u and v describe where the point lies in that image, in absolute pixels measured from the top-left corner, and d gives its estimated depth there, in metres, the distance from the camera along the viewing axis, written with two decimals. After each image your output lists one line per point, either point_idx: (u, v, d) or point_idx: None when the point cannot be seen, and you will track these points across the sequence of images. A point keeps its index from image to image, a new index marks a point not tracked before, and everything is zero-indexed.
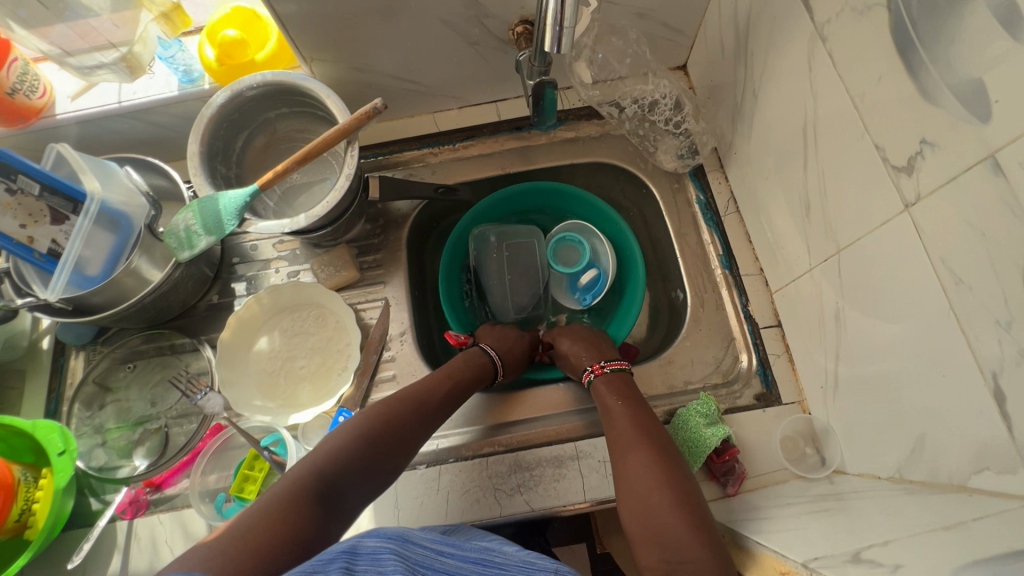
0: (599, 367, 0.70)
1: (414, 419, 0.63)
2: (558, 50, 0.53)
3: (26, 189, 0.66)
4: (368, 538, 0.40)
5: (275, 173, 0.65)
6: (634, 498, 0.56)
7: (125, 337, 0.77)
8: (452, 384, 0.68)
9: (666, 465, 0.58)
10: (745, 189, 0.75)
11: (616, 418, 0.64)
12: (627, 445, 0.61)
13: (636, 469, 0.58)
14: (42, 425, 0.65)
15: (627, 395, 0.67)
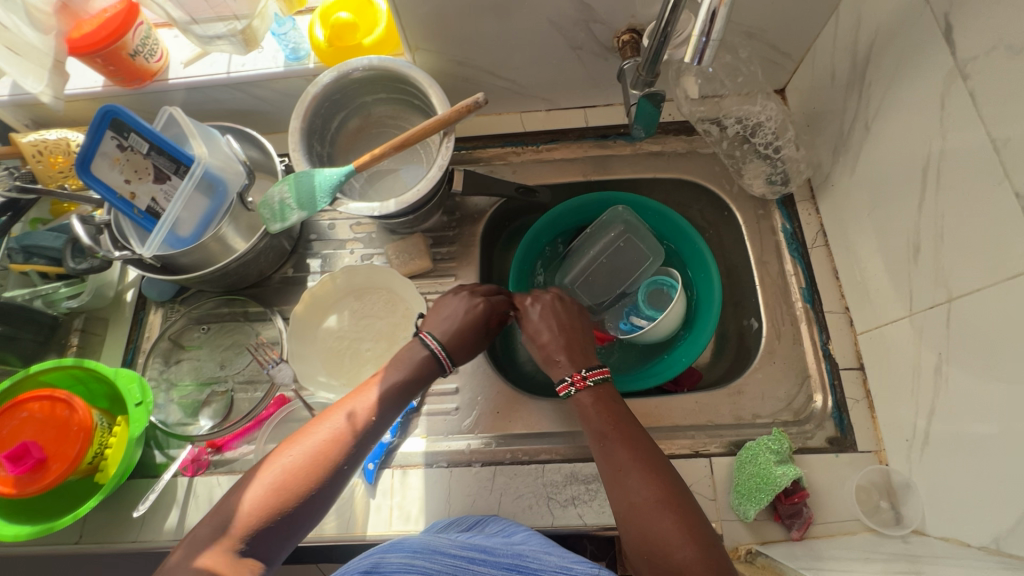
0: (579, 379, 0.60)
1: (353, 441, 0.53)
2: (700, 62, 0.49)
3: (136, 147, 0.69)
4: (395, 554, 0.44)
5: (371, 155, 0.66)
6: (640, 539, 0.50)
7: (202, 300, 0.80)
8: (393, 389, 0.57)
9: (665, 498, 0.51)
10: (839, 223, 0.73)
11: (614, 449, 0.55)
12: (623, 475, 0.53)
13: (638, 504, 0.51)
14: (123, 374, 0.67)
15: (611, 407, 0.58)
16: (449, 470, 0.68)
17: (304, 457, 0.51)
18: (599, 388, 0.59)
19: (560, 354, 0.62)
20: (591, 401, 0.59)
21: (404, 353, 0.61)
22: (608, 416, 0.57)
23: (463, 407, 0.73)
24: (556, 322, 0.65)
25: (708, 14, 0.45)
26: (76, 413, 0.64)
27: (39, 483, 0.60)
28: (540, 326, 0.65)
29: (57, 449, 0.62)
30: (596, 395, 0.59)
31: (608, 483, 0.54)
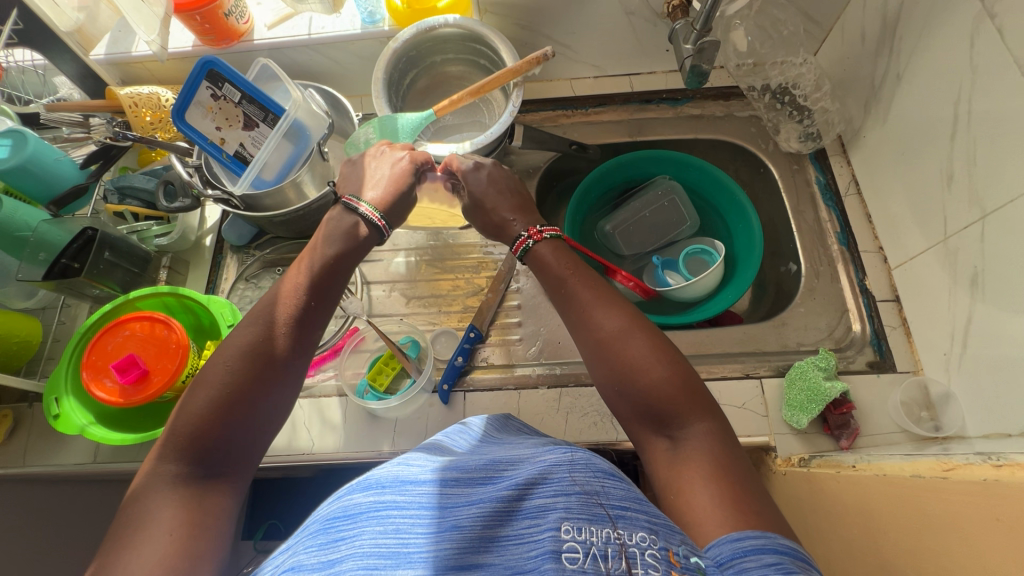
0: (537, 233, 0.63)
1: (297, 326, 0.55)
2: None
3: (229, 96, 0.75)
4: (361, 493, 0.35)
5: (450, 101, 0.73)
6: (605, 367, 0.54)
7: (277, 245, 0.85)
8: (336, 262, 0.59)
9: (626, 328, 0.54)
10: (870, 170, 0.79)
11: (576, 292, 0.58)
12: (586, 318, 0.57)
13: (601, 333, 0.55)
14: (214, 300, 0.72)
15: (567, 256, 0.62)
16: (517, 391, 0.72)
17: (238, 360, 0.51)
18: (550, 242, 0.63)
19: (511, 215, 0.66)
20: (547, 254, 0.62)
21: (334, 223, 0.61)
22: (568, 266, 0.61)
23: (526, 338, 0.78)
24: (513, 187, 0.69)
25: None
26: (174, 333, 0.68)
27: (144, 393, 0.65)
28: (487, 195, 0.67)
29: (158, 363, 0.67)
30: (555, 245, 0.63)
31: (575, 326, 0.58)
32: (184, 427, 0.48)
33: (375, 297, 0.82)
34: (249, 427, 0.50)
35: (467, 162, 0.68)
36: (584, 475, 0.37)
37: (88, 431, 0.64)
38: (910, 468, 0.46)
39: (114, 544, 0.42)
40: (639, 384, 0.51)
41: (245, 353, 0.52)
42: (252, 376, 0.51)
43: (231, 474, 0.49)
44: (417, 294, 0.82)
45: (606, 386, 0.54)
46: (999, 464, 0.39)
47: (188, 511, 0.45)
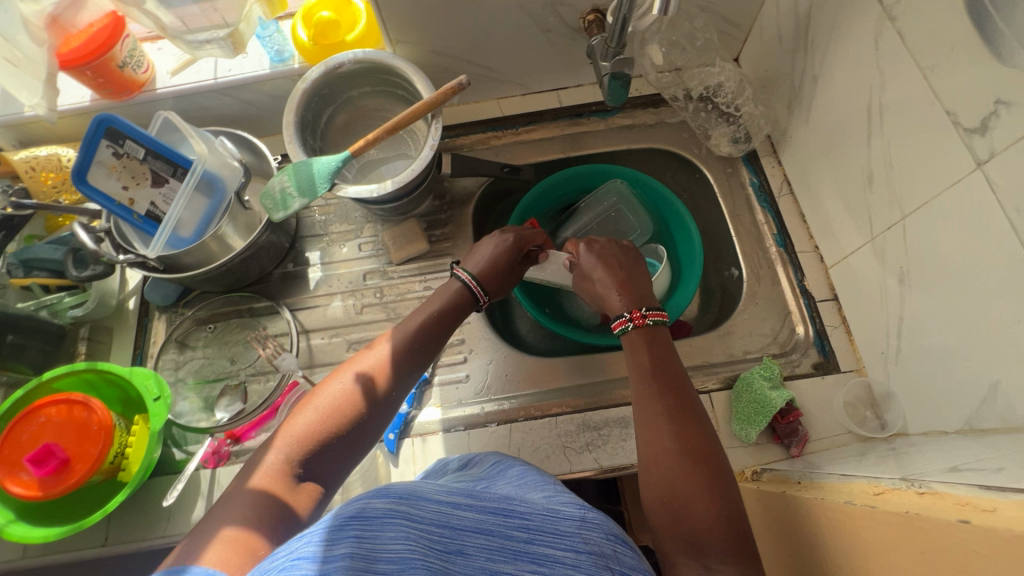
0: (640, 317, 0.62)
1: (393, 383, 0.55)
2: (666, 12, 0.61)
3: (132, 153, 0.71)
4: (376, 498, 0.34)
5: (366, 141, 0.70)
6: (653, 472, 0.51)
7: (205, 301, 0.81)
8: (429, 328, 0.60)
9: (697, 450, 0.51)
10: (800, 169, 0.79)
11: (655, 396, 0.56)
12: (657, 419, 0.54)
13: (658, 440, 0.53)
14: (137, 373, 0.68)
15: (655, 348, 0.60)
16: (467, 432, 0.70)
17: (355, 386, 0.53)
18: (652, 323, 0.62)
19: (614, 290, 0.66)
20: (631, 344, 0.61)
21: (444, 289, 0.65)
22: (655, 365, 0.58)
23: (474, 374, 0.76)
24: (620, 265, 0.68)
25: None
26: (95, 413, 0.64)
27: (66, 483, 0.61)
28: (595, 268, 0.68)
29: (79, 449, 0.63)
30: (651, 337, 0.61)
31: (639, 428, 0.55)
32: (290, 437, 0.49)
33: (314, 347, 0.79)
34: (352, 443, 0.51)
35: (579, 244, 0.71)
36: (595, 537, 0.40)
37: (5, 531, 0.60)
38: (844, 492, 0.46)
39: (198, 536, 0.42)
40: (691, 510, 0.48)
41: (348, 392, 0.52)
42: (354, 419, 0.51)
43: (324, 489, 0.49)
44: (359, 338, 0.79)
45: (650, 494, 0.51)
46: (922, 491, 0.38)
47: (250, 530, 0.42)
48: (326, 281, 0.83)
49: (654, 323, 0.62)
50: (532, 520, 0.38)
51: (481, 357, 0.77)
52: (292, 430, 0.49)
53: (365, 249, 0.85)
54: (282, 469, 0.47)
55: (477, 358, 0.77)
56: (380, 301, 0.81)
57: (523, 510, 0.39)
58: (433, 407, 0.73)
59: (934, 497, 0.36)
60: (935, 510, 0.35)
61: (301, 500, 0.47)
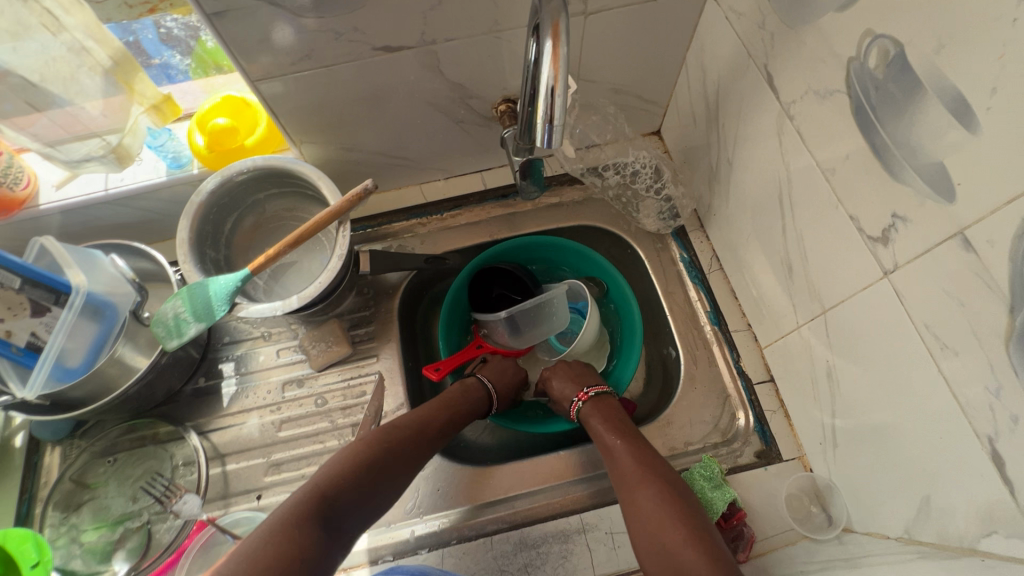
0: (584, 394, 0.73)
1: (404, 452, 0.64)
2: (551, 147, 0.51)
3: (6, 285, 0.62)
4: None
5: (267, 257, 0.67)
6: (652, 547, 0.55)
7: (105, 429, 0.74)
8: (442, 412, 0.71)
9: (671, 495, 0.59)
10: (726, 247, 0.78)
11: (624, 453, 0.64)
12: (627, 472, 0.62)
13: (647, 508, 0.58)
14: (14, 534, 0.60)
15: (618, 416, 0.71)
16: (395, 563, 0.65)
17: (375, 444, 0.63)
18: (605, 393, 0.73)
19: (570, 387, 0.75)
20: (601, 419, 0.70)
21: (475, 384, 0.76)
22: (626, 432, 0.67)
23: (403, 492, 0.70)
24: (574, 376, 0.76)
25: (549, 94, 0.47)
26: None
27: None
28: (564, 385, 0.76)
29: None
30: (600, 407, 0.71)
31: (618, 482, 0.62)
32: (299, 506, 0.54)
33: (229, 473, 0.72)
34: (360, 512, 0.59)
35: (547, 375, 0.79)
36: None
37: None
38: None
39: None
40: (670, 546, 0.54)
41: (364, 445, 0.62)
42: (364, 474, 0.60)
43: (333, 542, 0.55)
44: (278, 457, 0.73)
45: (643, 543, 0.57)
46: None
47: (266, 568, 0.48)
48: (241, 395, 0.77)
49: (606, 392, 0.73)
50: None
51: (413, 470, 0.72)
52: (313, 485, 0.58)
53: (284, 355, 0.79)
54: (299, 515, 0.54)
55: None
56: (299, 414, 0.75)
57: None
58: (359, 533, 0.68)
59: None
60: None
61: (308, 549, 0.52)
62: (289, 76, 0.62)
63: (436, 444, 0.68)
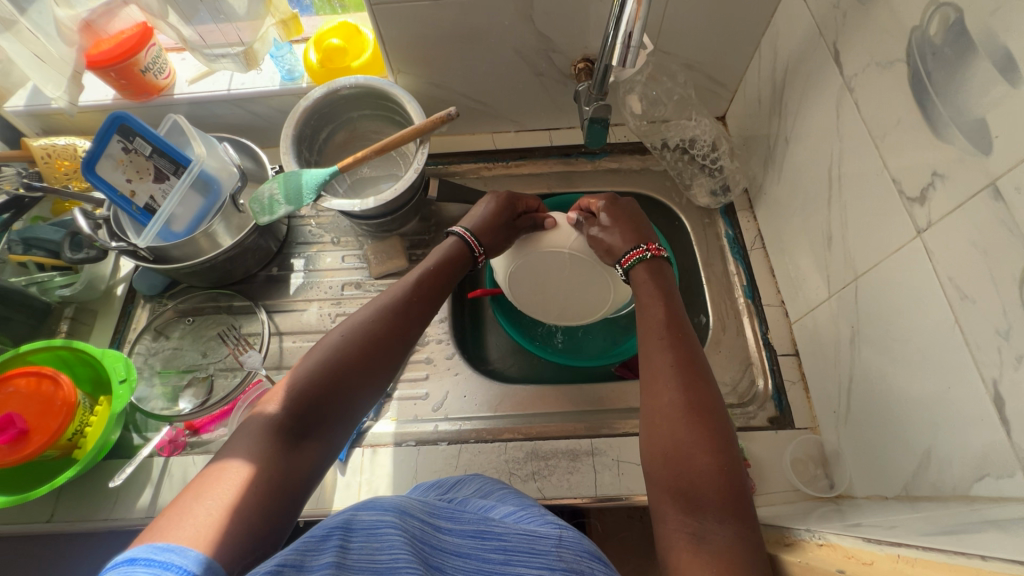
0: (654, 249, 0.70)
1: (390, 330, 0.60)
2: (626, 66, 0.56)
3: (140, 150, 0.75)
4: (363, 512, 0.36)
5: (355, 159, 0.75)
6: (666, 460, 0.51)
7: (190, 295, 0.85)
8: (431, 287, 0.66)
9: (693, 401, 0.54)
10: (771, 226, 0.82)
11: (655, 352, 0.60)
12: (655, 371, 0.58)
13: (665, 416, 0.54)
14: (109, 354, 0.72)
15: (665, 293, 0.66)
16: (417, 448, 0.71)
17: (357, 335, 0.58)
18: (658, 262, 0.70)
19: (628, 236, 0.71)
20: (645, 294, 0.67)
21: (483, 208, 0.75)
22: (666, 321, 0.62)
23: (433, 393, 0.77)
24: (629, 221, 0.73)
25: (624, 41, 0.53)
26: (61, 389, 0.67)
27: (20, 453, 0.63)
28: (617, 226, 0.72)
29: (40, 421, 0.65)
30: (655, 271, 0.68)
31: (643, 379, 0.59)
32: (288, 398, 0.52)
33: (284, 349, 0.80)
34: (356, 396, 0.55)
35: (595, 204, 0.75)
36: (571, 554, 0.38)
37: None
38: (810, 555, 0.44)
39: (192, 484, 0.44)
40: (687, 468, 0.50)
41: (348, 335, 0.57)
42: (349, 361, 0.55)
43: (329, 427, 0.53)
44: None
45: (648, 445, 0.54)
46: (822, 543, 0.46)
47: (258, 466, 0.46)
48: (306, 288, 0.86)
49: (662, 257, 0.71)
50: (508, 541, 0.38)
51: (446, 378, 0.78)
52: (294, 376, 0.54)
53: (348, 260, 0.88)
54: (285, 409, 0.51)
55: (442, 377, 0.78)
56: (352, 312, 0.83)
57: (500, 531, 0.39)
58: (389, 420, 0.74)
59: (829, 547, 0.44)
60: (824, 559, 0.41)
61: (303, 442, 0.50)
62: (402, 7, 0.72)
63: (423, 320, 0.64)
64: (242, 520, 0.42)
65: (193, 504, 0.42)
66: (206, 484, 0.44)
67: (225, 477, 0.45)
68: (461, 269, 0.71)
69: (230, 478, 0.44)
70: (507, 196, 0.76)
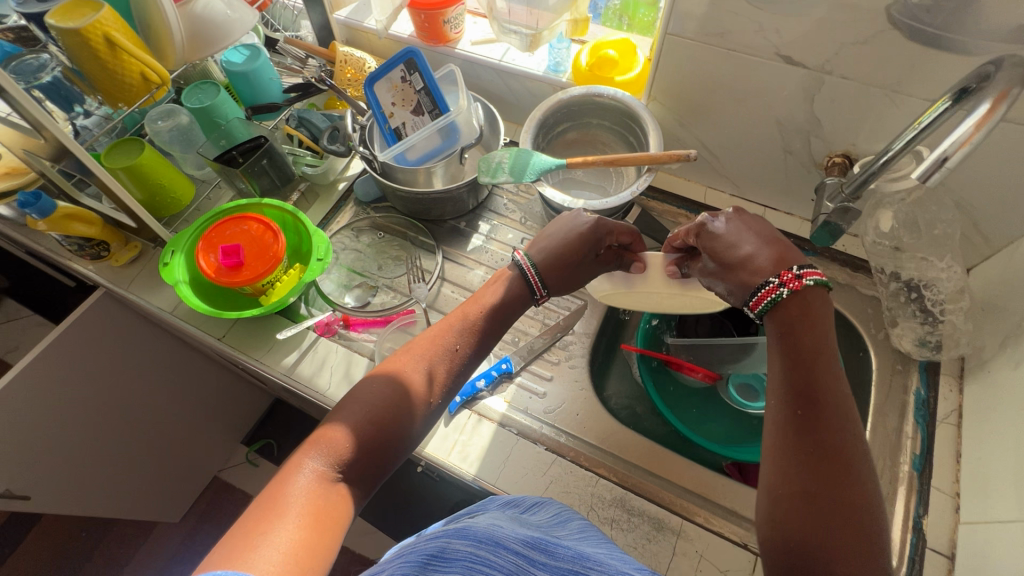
0: (792, 278, 0.55)
1: (429, 367, 0.60)
2: (923, 183, 0.51)
3: (413, 83, 0.86)
4: (458, 540, 0.39)
5: (584, 159, 0.78)
6: (792, 552, 0.44)
7: (389, 214, 0.95)
8: (480, 328, 0.65)
9: (832, 498, 0.45)
10: (979, 408, 0.71)
11: (782, 425, 0.50)
12: (785, 447, 0.48)
13: (796, 501, 0.45)
14: (318, 234, 0.83)
15: (810, 342, 0.53)
16: (517, 437, 0.73)
17: (392, 373, 0.58)
18: (818, 300, 0.55)
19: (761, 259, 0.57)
20: (782, 335, 0.54)
21: (562, 229, 0.70)
22: (800, 387, 0.50)
23: (550, 396, 0.78)
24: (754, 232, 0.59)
25: (936, 165, 0.49)
26: (276, 245, 0.79)
27: (230, 279, 0.75)
28: (739, 244, 0.59)
29: (253, 262, 0.77)
30: (801, 313, 0.54)
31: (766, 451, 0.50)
32: (332, 438, 0.52)
33: (442, 294, 0.87)
34: (398, 431, 0.55)
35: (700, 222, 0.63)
36: None
37: (178, 287, 0.76)
38: None
39: (247, 518, 0.46)
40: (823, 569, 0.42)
41: (392, 379, 0.58)
42: (382, 399, 0.56)
43: (378, 461, 0.54)
44: None
45: (765, 529, 0.47)
46: None
47: (314, 500, 0.48)
48: (480, 251, 0.92)
49: (809, 284, 0.55)
50: None
51: (566, 389, 0.79)
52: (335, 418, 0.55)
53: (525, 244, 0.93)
54: (329, 450, 0.52)
55: (562, 386, 0.79)
56: None
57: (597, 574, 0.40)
58: (501, 399, 0.77)
59: None
60: None
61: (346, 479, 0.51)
62: (691, 45, 0.73)
63: (465, 359, 0.63)
64: (304, 556, 0.43)
65: (248, 536, 0.43)
66: (265, 519, 0.45)
67: (289, 504, 0.47)
68: (518, 307, 0.68)
69: (292, 507, 0.47)
70: (596, 227, 0.69)
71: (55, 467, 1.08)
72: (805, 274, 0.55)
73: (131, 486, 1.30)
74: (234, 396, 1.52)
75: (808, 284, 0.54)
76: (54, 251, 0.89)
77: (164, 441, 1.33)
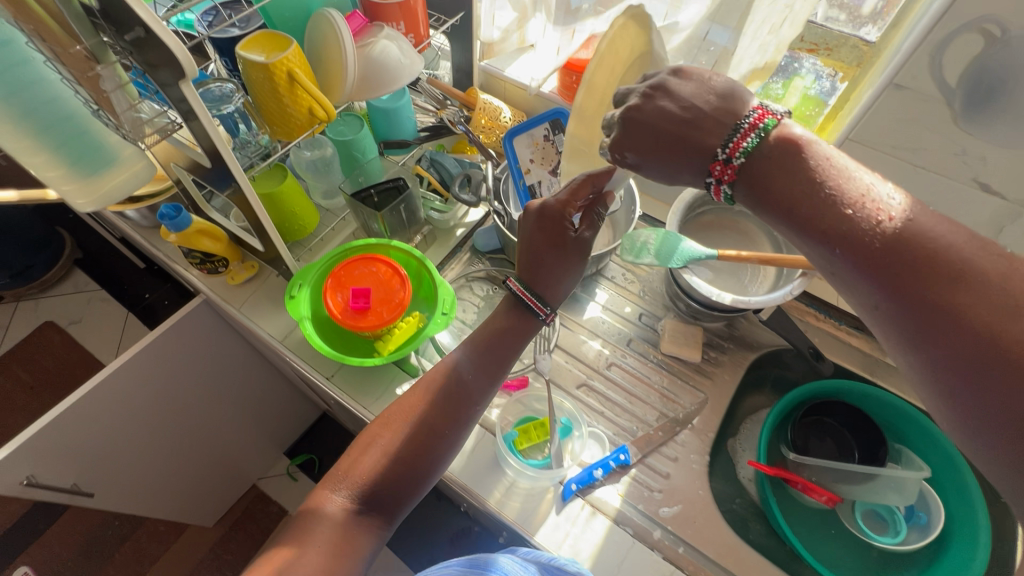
0: (722, 170, 0.49)
1: (440, 401, 0.64)
2: None
3: (556, 144, 0.85)
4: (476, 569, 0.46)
5: (737, 254, 0.74)
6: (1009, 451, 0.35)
7: (503, 267, 0.92)
8: (491, 361, 0.67)
9: (984, 358, 0.35)
10: None
11: (873, 309, 0.42)
12: (876, 307, 0.41)
13: (963, 392, 0.37)
14: (443, 285, 0.80)
15: (800, 178, 0.45)
16: (633, 540, 0.68)
17: (406, 408, 0.63)
18: (794, 135, 0.47)
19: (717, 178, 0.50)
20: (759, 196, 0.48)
21: (533, 235, 0.68)
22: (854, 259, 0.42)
23: (667, 495, 0.73)
24: (658, 131, 0.52)
25: None
26: (403, 291, 0.76)
27: (355, 323, 0.73)
28: (660, 157, 0.53)
29: (379, 307, 0.75)
30: (781, 155, 0.46)
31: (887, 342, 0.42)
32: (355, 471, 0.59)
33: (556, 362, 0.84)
34: (412, 463, 0.61)
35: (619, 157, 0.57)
36: None
37: (302, 323, 0.74)
38: None
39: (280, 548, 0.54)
40: None
41: (404, 413, 0.63)
42: (395, 433, 0.61)
43: (398, 493, 0.60)
44: (594, 383, 0.82)
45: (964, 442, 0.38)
46: None
47: (336, 534, 0.55)
48: (596, 321, 0.88)
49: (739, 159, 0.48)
50: None
51: (682, 490, 0.74)
52: (355, 454, 0.61)
53: (643, 320, 0.89)
54: (348, 485, 0.58)
55: (679, 486, 0.74)
56: (629, 369, 0.83)
57: None
58: (616, 492, 0.72)
59: None
60: None
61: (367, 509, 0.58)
62: (870, 155, 0.70)
63: (473, 388, 0.66)
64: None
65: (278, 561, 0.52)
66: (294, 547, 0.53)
67: (312, 534, 0.54)
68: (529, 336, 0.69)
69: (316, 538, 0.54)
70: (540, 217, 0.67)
71: (118, 465, 1.06)
72: (755, 119, 0.48)
73: (180, 489, 1.28)
74: (290, 408, 1.50)
75: (764, 128, 0.47)
76: (172, 259, 0.90)
77: (218, 446, 1.31)
